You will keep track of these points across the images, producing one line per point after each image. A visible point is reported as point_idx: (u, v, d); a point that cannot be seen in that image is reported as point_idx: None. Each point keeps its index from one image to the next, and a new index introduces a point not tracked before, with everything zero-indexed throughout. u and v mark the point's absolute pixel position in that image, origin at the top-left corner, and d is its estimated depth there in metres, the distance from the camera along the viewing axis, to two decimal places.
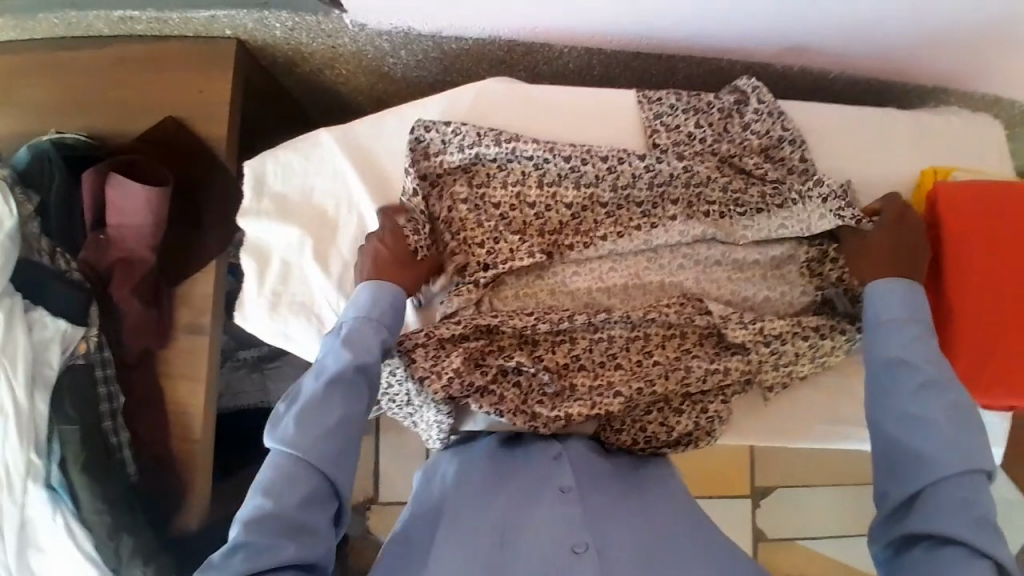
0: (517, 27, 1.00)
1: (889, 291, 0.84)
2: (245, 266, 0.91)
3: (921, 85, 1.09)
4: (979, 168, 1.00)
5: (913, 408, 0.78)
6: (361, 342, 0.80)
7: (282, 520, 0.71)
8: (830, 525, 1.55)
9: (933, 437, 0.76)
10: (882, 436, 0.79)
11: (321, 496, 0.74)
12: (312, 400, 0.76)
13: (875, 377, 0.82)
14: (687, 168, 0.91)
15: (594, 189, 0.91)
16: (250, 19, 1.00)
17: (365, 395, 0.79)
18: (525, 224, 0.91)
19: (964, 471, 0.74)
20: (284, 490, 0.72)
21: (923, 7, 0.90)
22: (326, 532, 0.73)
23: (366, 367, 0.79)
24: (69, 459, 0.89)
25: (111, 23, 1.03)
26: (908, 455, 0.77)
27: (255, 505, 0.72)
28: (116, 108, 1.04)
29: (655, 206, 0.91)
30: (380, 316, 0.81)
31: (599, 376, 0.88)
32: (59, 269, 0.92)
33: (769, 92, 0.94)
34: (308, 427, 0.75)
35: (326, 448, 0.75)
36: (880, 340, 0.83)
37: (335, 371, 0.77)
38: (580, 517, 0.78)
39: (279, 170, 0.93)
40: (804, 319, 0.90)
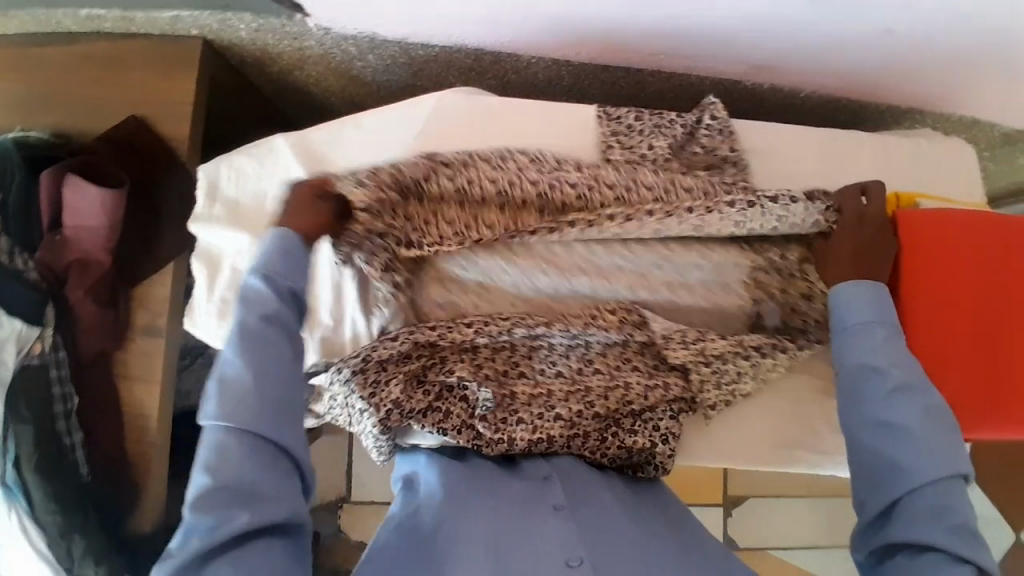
0: (483, 37, 0.99)
1: (858, 295, 0.82)
2: (194, 271, 0.91)
3: (895, 106, 1.07)
4: (948, 194, 0.99)
5: (888, 415, 0.77)
6: (264, 293, 0.77)
7: (232, 491, 0.69)
8: (800, 538, 1.56)
9: (916, 446, 0.75)
10: (862, 447, 0.78)
11: (265, 457, 0.71)
12: (227, 364, 0.74)
13: (848, 385, 0.81)
14: (646, 184, 0.89)
15: (561, 190, 0.87)
16: (214, 20, 0.98)
17: (281, 343, 0.76)
18: (467, 199, 0.86)
19: (940, 478, 0.74)
20: (228, 459, 0.70)
21: (893, 29, 0.89)
22: (281, 492, 0.71)
23: (271, 315, 0.76)
24: (26, 458, 0.91)
25: (79, 21, 1.01)
26: (890, 466, 0.76)
27: (200, 485, 0.69)
28: (81, 107, 1.03)
29: (625, 199, 0.88)
30: (274, 263, 0.78)
31: (538, 385, 0.88)
32: (17, 270, 0.91)
33: (723, 109, 0.95)
34: (227, 394, 0.72)
35: (252, 405, 0.72)
36: (852, 345, 0.82)
37: (240, 330, 0.75)
38: (575, 533, 0.79)
39: (233, 175, 0.92)
40: (745, 338, 0.90)
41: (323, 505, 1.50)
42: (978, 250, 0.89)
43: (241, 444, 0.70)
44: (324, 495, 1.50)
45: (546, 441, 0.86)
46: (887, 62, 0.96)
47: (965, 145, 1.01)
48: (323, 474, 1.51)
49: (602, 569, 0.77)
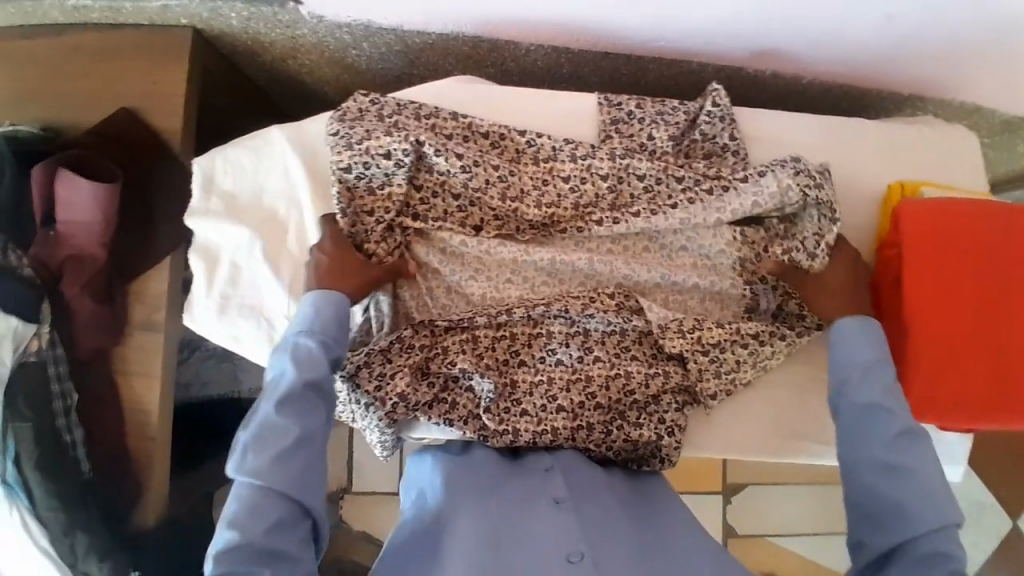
0: (480, 24, 0.97)
1: (856, 334, 0.83)
2: (194, 267, 0.90)
3: (897, 93, 1.06)
4: (954, 182, 0.98)
5: (891, 457, 0.76)
6: (313, 359, 0.78)
7: (258, 550, 0.70)
8: (798, 523, 1.57)
9: (916, 489, 0.75)
10: (860, 484, 0.77)
11: (290, 518, 0.73)
12: (266, 423, 0.74)
13: (849, 422, 0.80)
14: (636, 178, 0.90)
15: (544, 187, 0.90)
16: (204, 9, 0.96)
17: (323, 411, 0.77)
18: (450, 175, 0.87)
19: (941, 526, 0.73)
20: (255, 516, 0.71)
21: (896, 15, 0.88)
22: (302, 552, 0.72)
23: (319, 383, 0.77)
24: (26, 457, 0.91)
25: (67, 11, 0.99)
26: (890, 506, 0.75)
27: (224, 539, 0.70)
28: (71, 100, 1.01)
29: (616, 187, 0.90)
30: (325, 329, 0.79)
31: (540, 371, 0.88)
32: (10, 266, 0.90)
33: (727, 96, 0.93)
34: (263, 454, 0.73)
35: (288, 469, 0.73)
36: (852, 382, 0.81)
37: (286, 392, 0.75)
38: (576, 527, 0.78)
39: (229, 168, 0.91)
40: (743, 327, 0.89)
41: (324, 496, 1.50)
42: (982, 242, 0.89)
43: (269, 504, 0.72)
44: (326, 486, 1.51)
45: (550, 435, 0.87)
46: (890, 48, 0.95)
47: (969, 135, 1.00)
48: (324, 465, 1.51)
49: (601, 564, 0.77)
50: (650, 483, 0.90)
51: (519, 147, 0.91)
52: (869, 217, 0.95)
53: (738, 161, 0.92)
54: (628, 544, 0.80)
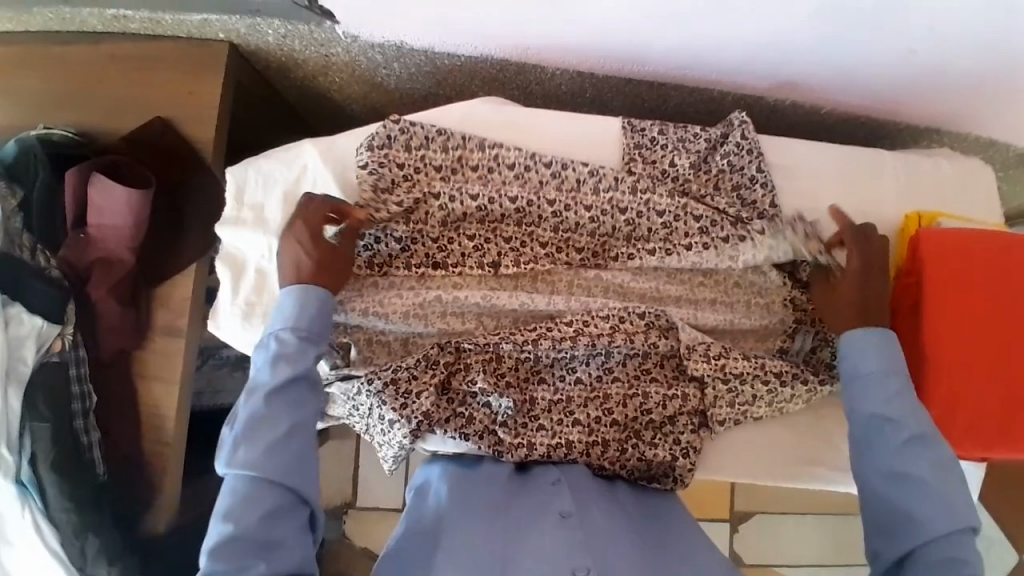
0: (508, 48, 1.00)
1: (871, 343, 0.82)
2: (221, 275, 0.92)
3: (913, 125, 1.09)
4: (968, 212, 0.99)
5: (901, 466, 0.77)
6: (295, 354, 0.79)
7: (251, 541, 0.71)
8: (807, 554, 1.55)
9: (926, 497, 0.75)
10: (874, 495, 0.78)
11: (285, 508, 0.74)
12: (254, 417, 0.76)
13: (862, 434, 0.80)
14: (656, 214, 0.91)
15: (565, 212, 0.91)
16: (243, 24, 0.99)
17: (310, 403, 0.79)
18: (465, 214, 0.90)
19: (953, 529, 0.74)
20: (248, 506, 0.72)
21: (916, 50, 0.90)
22: (296, 542, 0.73)
23: (305, 375, 0.79)
24: (42, 457, 0.89)
25: (106, 21, 1.01)
26: (902, 514, 0.76)
27: (219, 532, 0.71)
28: (104, 107, 1.04)
29: (639, 218, 0.91)
30: (303, 324, 0.80)
31: (559, 391, 0.90)
32: (40, 266, 0.92)
33: (754, 130, 0.94)
34: (253, 446, 0.75)
35: (279, 458, 0.75)
36: (863, 395, 0.81)
37: (270, 387, 0.77)
38: (580, 541, 0.77)
39: (260, 179, 0.93)
40: (767, 363, 0.89)
41: (328, 510, 1.49)
42: (1001, 271, 0.90)
43: (264, 494, 0.73)
44: (331, 500, 1.50)
45: (566, 448, 0.87)
46: (910, 80, 0.97)
47: (985, 166, 1.02)
48: (330, 478, 1.51)
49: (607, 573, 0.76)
50: (670, 510, 0.88)
51: (542, 179, 0.92)
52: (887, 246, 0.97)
53: (766, 192, 0.93)
54: (633, 558, 0.78)
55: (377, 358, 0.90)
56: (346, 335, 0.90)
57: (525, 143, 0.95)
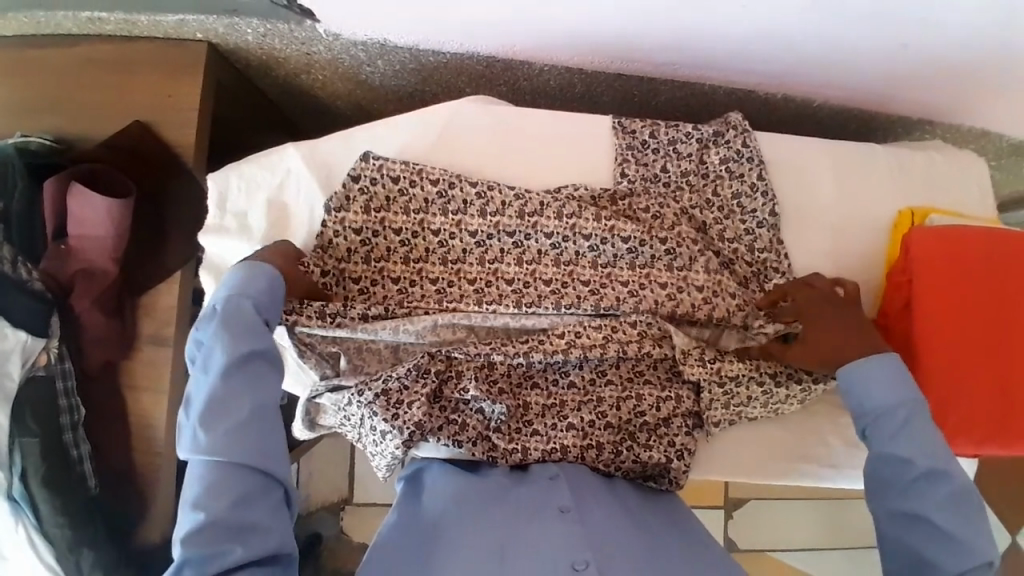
0: (495, 45, 0.98)
1: (878, 372, 0.81)
2: (205, 284, 0.91)
3: (905, 116, 1.08)
4: (962, 206, 0.99)
5: (912, 505, 0.76)
6: (245, 328, 0.77)
7: (223, 527, 0.68)
8: (802, 538, 1.57)
9: (937, 535, 0.74)
10: (889, 539, 0.77)
11: (257, 491, 0.71)
12: (212, 399, 0.73)
13: (874, 475, 0.80)
14: (621, 242, 0.91)
15: (526, 242, 0.91)
16: (221, 24, 0.96)
17: (269, 376, 0.77)
18: (425, 294, 0.89)
19: (970, 566, 0.72)
20: (216, 495, 0.69)
21: (909, 44, 0.89)
22: (274, 523, 0.71)
23: (258, 349, 0.76)
24: (32, 472, 0.89)
25: (80, 22, 0.99)
26: (917, 558, 0.75)
27: (190, 522, 0.69)
28: (80, 111, 1.01)
29: (601, 285, 0.91)
30: (253, 293, 0.78)
31: (553, 395, 0.90)
32: (20, 279, 0.89)
33: (755, 137, 0.95)
34: (213, 431, 0.72)
35: (241, 441, 0.72)
36: (876, 432, 0.80)
37: (224, 365, 0.74)
38: (579, 537, 0.76)
39: (242, 184, 0.91)
40: (761, 364, 0.90)
41: (324, 507, 1.49)
42: (993, 269, 0.89)
43: (231, 478, 0.70)
44: (328, 497, 1.50)
45: (560, 452, 0.87)
46: (905, 71, 0.96)
47: (979, 159, 1.01)
48: (324, 476, 1.51)
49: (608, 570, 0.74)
50: (676, 509, 0.88)
51: (506, 199, 0.91)
52: (879, 243, 0.96)
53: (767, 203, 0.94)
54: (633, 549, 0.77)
55: (367, 367, 0.90)
56: (334, 345, 0.89)
57: (516, 147, 0.95)
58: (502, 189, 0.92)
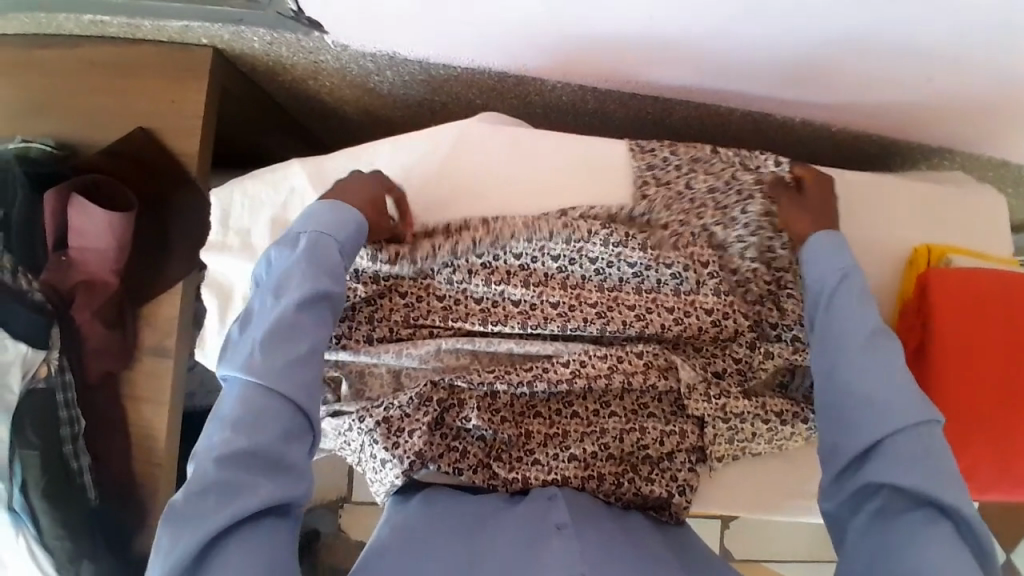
0: (507, 62, 0.96)
1: (828, 249, 0.82)
2: (206, 304, 0.89)
3: (925, 144, 1.05)
4: (978, 243, 0.97)
5: (870, 358, 0.74)
6: (329, 267, 0.77)
7: (258, 456, 0.66)
8: (797, 550, 1.57)
9: (888, 383, 0.72)
10: (835, 388, 0.75)
11: (298, 430, 0.70)
12: (281, 324, 0.72)
13: (824, 341, 0.77)
14: (631, 252, 0.88)
15: (532, 265, 0.89)
16: (226, 31, 0.93)
17: (331, 324, 0.76)
18: (432, 313, 0.89)
19: (918, 422, 0.70)
20: (257, 423, 0.67)
21: (935, 77, 0.87)
22: (305, 468, 0.70)
23: (333, 295, 0.76)
24: (32, 484, 0.90)
25: (83, 25, 0.96)
26: (862, 401, 0.72)
27: (223, 441, 0.66)
28: (83, 115, 0.99)
29: (609, 308, 0.89)
30: (331, 231, 0.78)
31: (555, 424, 0.89)
32: (20, 290, 0.90)
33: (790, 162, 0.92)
34: (273, 357, 0.70)
35: (296, 377, 0.71)
36: (841, 302, 0.78)
37: (301, 294, 0.74)
38: (580, 552, 0.73)
39: (246, 202, 0.90)
40: (768, 403, 0.90)
41: (324, 503, 1.50)
42: (1009, 312, 0.88)
43: (273, 408, 0.69)
44: (326, 495, 1.51)
45: (561, 482, 0.85)
46: (930, 102, 0.93)
47: (999, 195, 0.99)
48: (325, 473, 1.51)
49: None
50: (694, 546, 0.85)
51: (511, 224, 0.88)
52: (893, 281, 0.95)
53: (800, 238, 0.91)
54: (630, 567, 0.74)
55: (369, 392, 0.90)
56: (337, 370, 0.91)
57: (524, 175, 0.93)
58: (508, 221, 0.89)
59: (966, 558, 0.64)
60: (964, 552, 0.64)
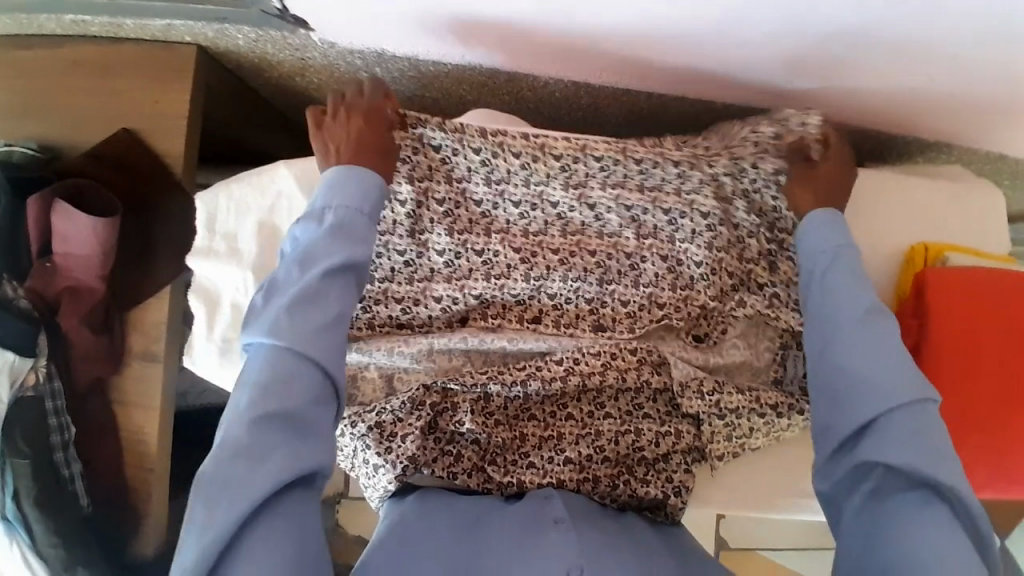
0: (498, 58, 0.93)
1: (825, 226, 0.82)
2: (194, 309, 0.88)
3: (923, 138, 1.04)
4: (974, 240, 0.96)
5: (864, 338, 0.73)
6: (354, 235, 0.76)
7: (288, 420, 0.66)
8: (793, 540, 1.58)
9: (884, 364, 0.71)
10: (829, 366, 0.74)
11: (323, 394, 0.69)
12: (308, 291, 0.71)
13: (821, 314, 0.77)
14: (633, 164, 0.89)
15: (532, 213, 0.90)
16: (210, 29, 0.90)
17: (354, 293, 0.76)
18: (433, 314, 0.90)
19: (913, 400, 0.69)
20: (285, 388, 0.66)
21: (936, 72, 0.85)
22: (330, 435, 0.69)
23: (359, 263, 0.76)
24: (25, 493, 0.89)
25: (64, 25, 0.93)
26: (857, 382, 0.71)
27: (253, 403, 0.65)
28: (66, 117, 0.97)
29: (609, 256, 0.90)
30: (356, 199, 0.77)
31: (550, 427, 0.88)
32: (5, 297, 0.88)
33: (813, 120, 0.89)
34: (299, 322, 0.69)
35: (323, 341, 0.70)
36: (836, 276, 0.78)
37: (328, 261, 0.73)
38: (576, 545, 0.73)
39: (232, 206, 0.88)
40: (762, 396, 0.89)
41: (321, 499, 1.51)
42: (1007, 313, 0.87)
43: (301, 373, 0.68)
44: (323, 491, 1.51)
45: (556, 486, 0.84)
46: (928, 97, 0.92)
47: (996, 191, 0.98)
48: None
49: None
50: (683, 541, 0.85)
51: (512, 168, 0.88)
52: (887, 280, 0.94)
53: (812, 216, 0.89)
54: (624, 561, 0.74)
55: (361, 397, 0.90)
56: None
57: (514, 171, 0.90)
58: (512, 136, 0.88)
59: (960, 540, 0.64)
60: (959, 534, 0.64)
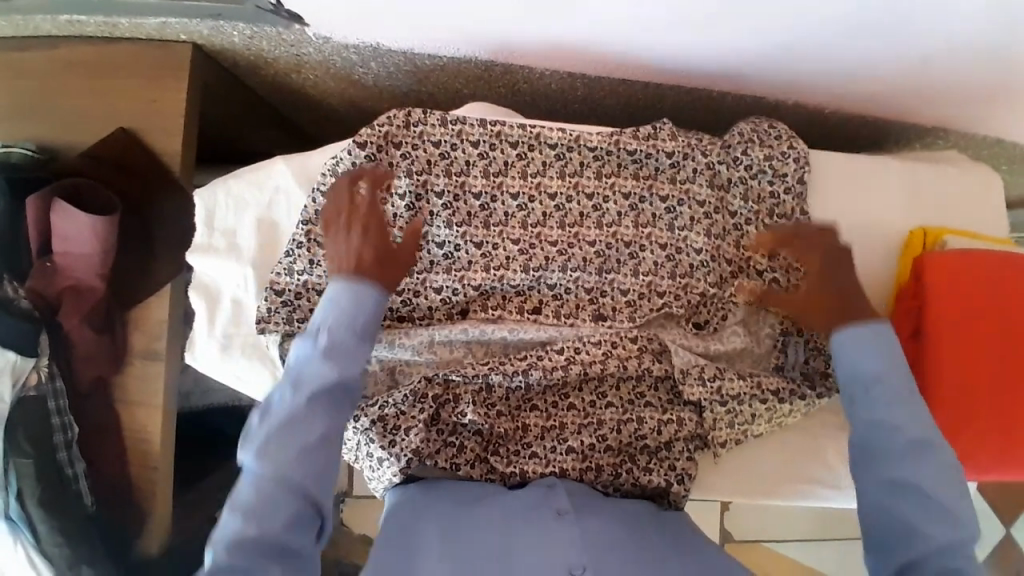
0: (492, 50, 0.94)
1: (864, 343, 0.79)
2: (194, 306, 0.88)
3: (920, 124, 1.04)
4: (972, 223, 0.96)
5: (905, 475, 0.73)
6: (346, 352, 0.74)
7: (267, 546, 0.67)
8: (796, 530, 1.58)
9: (926, 508, 0.72)
10: (874, 507, 0.74)
11: (306, 518, 0.69)
12: (293, 419, 0.71)
13: (863, 444, 0.77)
14: (626, 154, 0.92)
15: (530, 204, 0.90)
16: (205, 27, 0.90)
17: (348, 411, 0.74)
18: (432, 308, 0.89)
19: (954, 540, 0.71)
20: (267, 514, 0.67)
21: (932, 57, 0.85)
22: (313, 551, 0.70)
23: (349, 383, 0.74)
24: (28, 493, 0.89)
25: (60, 25, 0.93)
26: (904, 530, 0.72)
27: (234, 529, 0.67)
28: (63, 118, 0.98)
29: (608, 245, 0.90)
30: (348, 316, 0.75)
31: (552, 417, 0.88)
32: (6, 298, 0.89)
33: (785, 126, 0.94)
34: (286, 449, 0.69)
35: (307, 465, 0.70)
36: (869, 400, 0.77)
37: (315, 386, 0.72)
38: (579, 540, 0.75)
39: (231, 203, 0.89)
40: (763, 381, 0.89)
41: None
42: (1008, 294, 0.87)
43: (284, 500, 0.68)
44: None
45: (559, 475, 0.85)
46: (924, 82, 0.92)
47: (994, 174, 0.98)
48: None
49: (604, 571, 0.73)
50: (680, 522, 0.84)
51: (508, 160, 0.90)
52: (887, 264, 0.94)
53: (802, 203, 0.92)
54: (625, 552, 0.75)
55: (364, 390, 0.89)
56: None
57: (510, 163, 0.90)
58: (510, 126, 0.90)
59: None
60: None
